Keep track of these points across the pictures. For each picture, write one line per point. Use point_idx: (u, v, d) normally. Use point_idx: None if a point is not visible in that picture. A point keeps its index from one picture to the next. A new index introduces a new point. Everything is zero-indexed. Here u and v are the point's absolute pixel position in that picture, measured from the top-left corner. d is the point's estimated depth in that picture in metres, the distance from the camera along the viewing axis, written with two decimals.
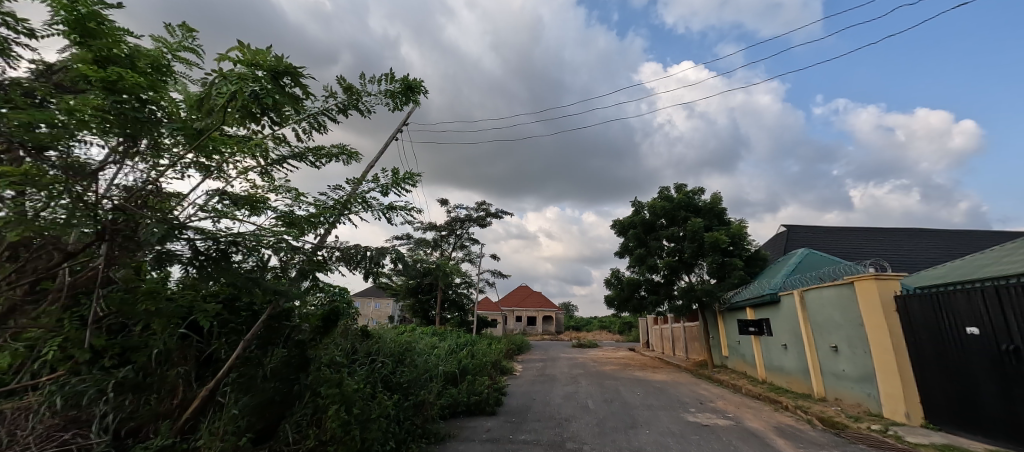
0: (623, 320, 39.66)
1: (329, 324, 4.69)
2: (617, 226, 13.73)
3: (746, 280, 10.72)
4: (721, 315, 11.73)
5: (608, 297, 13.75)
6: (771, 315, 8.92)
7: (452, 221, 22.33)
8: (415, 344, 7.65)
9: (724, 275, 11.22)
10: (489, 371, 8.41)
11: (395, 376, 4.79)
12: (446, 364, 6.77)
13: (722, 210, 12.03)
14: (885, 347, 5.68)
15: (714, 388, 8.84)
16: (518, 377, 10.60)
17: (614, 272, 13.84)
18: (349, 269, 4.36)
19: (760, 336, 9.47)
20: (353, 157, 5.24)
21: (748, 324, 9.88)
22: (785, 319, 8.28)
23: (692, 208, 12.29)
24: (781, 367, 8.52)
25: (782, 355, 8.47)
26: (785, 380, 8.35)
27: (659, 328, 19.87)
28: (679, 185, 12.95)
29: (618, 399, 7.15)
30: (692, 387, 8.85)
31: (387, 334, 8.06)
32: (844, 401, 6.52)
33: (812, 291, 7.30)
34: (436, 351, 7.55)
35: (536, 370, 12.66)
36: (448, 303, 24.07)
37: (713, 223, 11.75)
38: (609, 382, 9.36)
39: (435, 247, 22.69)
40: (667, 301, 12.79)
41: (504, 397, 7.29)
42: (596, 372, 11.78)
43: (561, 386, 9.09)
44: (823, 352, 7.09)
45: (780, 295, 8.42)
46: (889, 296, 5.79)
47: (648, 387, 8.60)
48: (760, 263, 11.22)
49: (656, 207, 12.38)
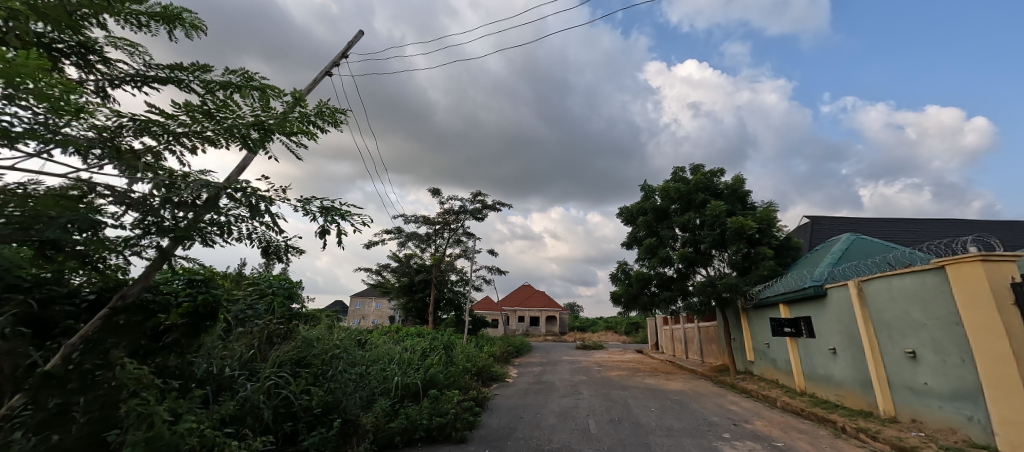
0: (631, 320, 37.94)
1: (205, 315, 3.02)
2: (624, 214, 12.16)
3: (777, 272, 9.12)
4: (746, 314, 10.15)
5: (614, 294, 12.19)
6: (812, 313, 7.35)
7: (446, 213, 20.81)
8: (374, 351, 6.14)
9: (750, 267, 9.60)
10: (472, 382, 6.90)
11: (304, 398, 3.27)
12: (406, 376, 5.28)
13: (746, 193, 10.41)
14: (1002, 355, 4.12)
15: (745, 402, 7.26)
16: (511, 386, 9.08)
17: (621, 266, 12.26)
18: (228, 237, 2.94)
19: (797, 338, 7.90)
20: (265, 90, 3.78)
21: (781, 324, 8.33)
22: (831, 318, 6.77)
23: (712, 191, 10.66)
24: (826, 377, 7.00)
25: (829, 361, 6.92)
26: (832, 392, 6.81)
27: (671, 329, 18.26)
28: (695, 167, 11.34)
29: (628, 419, 5.63)
30: (717, 401, 7.28)
31: (345, 339, 6.57)
32: (926, 425, 4.98)
33: (877, 281, 5.73)
34: (400, 358, 6.02)
35: (533, 376, 11.13)
36: (443, 302, 22.61)
37: (736, 208, 10.12)
38: (617, 393, 7.82)
39: (429, 242, 21.21)
40: (680, 298, 11.25)
41: (486, 416, 5.76)
42: (600, 378, 10.27)
43: (559, 398, 7.53)
44: (891, 358, 5.54)
45: (826, 288, 6.83)
46: (1003, 284, 4.24)
47: (664, 401, 7.05)
48: (793, 253, 9.59)
49: (669, 191, 10.80)
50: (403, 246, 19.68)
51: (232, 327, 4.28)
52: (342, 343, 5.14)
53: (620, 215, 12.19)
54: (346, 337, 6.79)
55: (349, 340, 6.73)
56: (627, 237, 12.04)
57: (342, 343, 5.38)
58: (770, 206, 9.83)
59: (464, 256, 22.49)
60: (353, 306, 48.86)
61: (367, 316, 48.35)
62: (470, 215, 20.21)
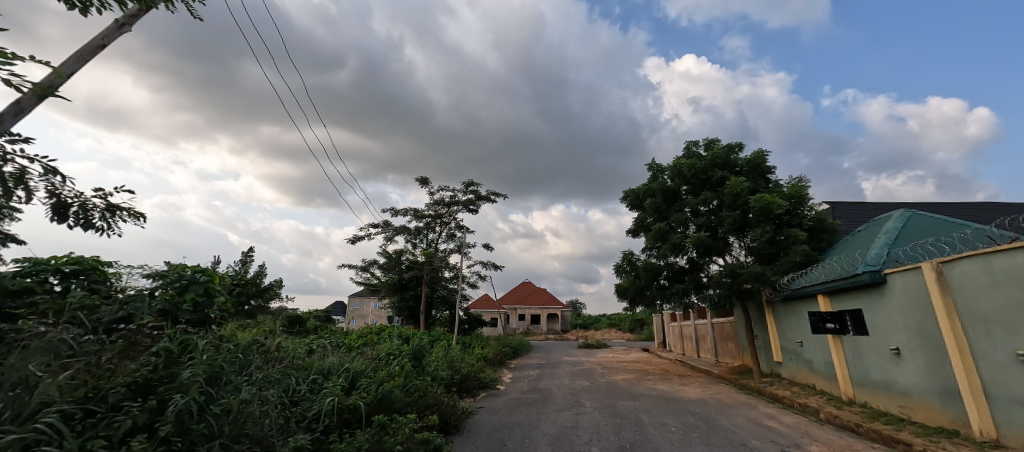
0: (635, 318, 36.62)
1: None
2: (629, 198, 10.77)
3: (812, 258, 7.73)
4: (773, 309, 8.82)
5: (619, 288, 10.83)
6: (866, 305, 6.00)
7: (436, 206, 19.47)
8: (315, 364, 4.80)
9: (779, 253, 8.23)
10: (448, 398, 5.58)
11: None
12: (350, 397, 4.04)
13: (770, 169, 9.03)
14: None
15: (784, 416, 5.93)
16: (500, 396, 7.76)
17: (627, 256, 10.87)
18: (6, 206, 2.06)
19: (844, 335, 6.55)
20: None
21: (822, 319, 6.99)
22: (893, 312, 5.45)
23: (731, 167, 9.25)
24: (886, 384, 5.69)
25: (891, 364, 5.58)
26: (898, 404, 5.48)
27: (679, 326, 16.94)
28: (710, 142, 9.94)
29: (642, 447, 4.31)
30: (750, 414, 5.96)
31: (285, 346, 5.22)
32: None
33: (971, 261, 4.34)
34: (351, 369, 4.75)
35: (528, 382, 9.84)
36: (436, 300, 21.30)
37: (760, 186, 8.74)
38: (626, 405, 6.50)
39: (419, 237, 19.88)
40: (694, 291, 9.92)
41: (456, 446, 4.42)
42: (605, 384, 8.96)
43: (557, 413, 6.20)
44: (993, 363, 4.19)
45: (886, 274, 5.48)
46: None
47: (686, 416, 5.74)
48: (827, 237, 8.20)
49: (682, 168, 9.40)
50: (391, 240, 18.34)
51: (74, 334, 2.92)
52: (256, 355, 3.79)
53: (625, 198, 10.81)
54: (287, 345, 5.44)
55: (291, 348, 5.37)
56: (633, 223, 10.68)
57: (261, 355, 4.02)
58: (800, 181, 8.44)
59: (457, 251, 21.18)
60: (352, 306, 47.85)
61: (365, 316, 47.16)
62: (462, 207, 18.88)
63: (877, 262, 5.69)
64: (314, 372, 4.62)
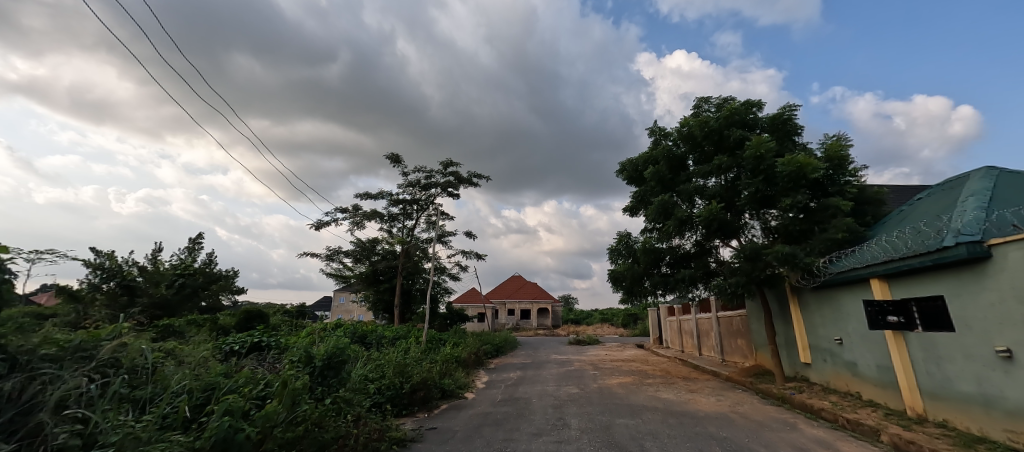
0: (628, 312, 35.22)
1: None
2: (627, 168, 9.09)
3: (858, 234, 6.14)
4: (802, 300, 7.24)
5: (613, 275, 9.18)
6: (951, 291, 4.40)
7: (413, 190, 17.69)
8: (133, 391, 3.14)
9: (812, 231, 6.61)
10: (368, 428, 3.83)
11: None
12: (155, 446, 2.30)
13: (798, 129, 7.40)
14: None
15: (842, 443, 4.35)
16: (464, 410, 6.08)
17: (623, 238, 9.19)
18: None
19: (912, 332, 4.96)
20: None
21: (880, 311, 5.37)
22: (1004, 298, 3.84)
23: (751, 127, 7.60)
24: (984, 399, 4.11)
25: (994, 372, 3.99)
26: (1004, 428, 3.91)
27: (678, 320, 15.41)
28: (724, 99, 8.26)
29: None
30: (794, 441, 4.39)
31: (120, 350, 3.48)
32: None
33: None
34: (184, 388, 3.13)
35: (504, 387, 8.17)
36: (413, 294, 19.51)
37: (787, 147, 7.11)
38: (624, 426, 4.86)
39: (394, 224, 18.08)
40: (703, 279, 8.32)
41: None
42: (597, 391, 7.37)
43: (531, 439, 4.47)
44: None
45: (993, 245, 3.89)
46: None
47: (709, 446, 4.09)
48: (873, 210, 6.61)
49: (692, 128, 7.75)
50: (361, 227, 16.51)
51: None
52: None
53: (621, 170, 9.15)
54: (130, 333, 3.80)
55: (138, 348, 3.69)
56: (631, 199, 9.02)
57: None
58: (838, 140, 6.81)
59: (437, 240, 19.42)
60: (336, 301, 46.16)
61: (351, 311, 45.53)
62: (440, 190, 17.07)
63: (976, 229, 4.07)
64: (117, 405, 2.94)
